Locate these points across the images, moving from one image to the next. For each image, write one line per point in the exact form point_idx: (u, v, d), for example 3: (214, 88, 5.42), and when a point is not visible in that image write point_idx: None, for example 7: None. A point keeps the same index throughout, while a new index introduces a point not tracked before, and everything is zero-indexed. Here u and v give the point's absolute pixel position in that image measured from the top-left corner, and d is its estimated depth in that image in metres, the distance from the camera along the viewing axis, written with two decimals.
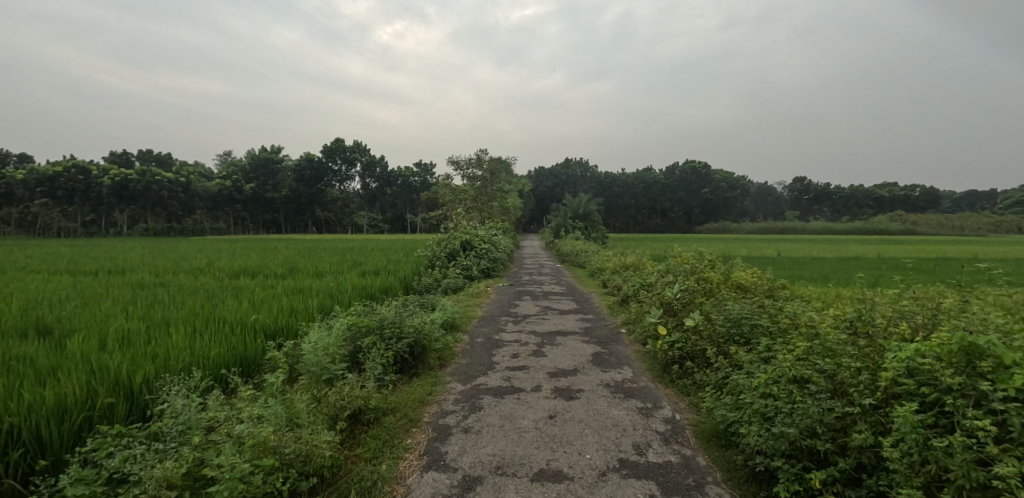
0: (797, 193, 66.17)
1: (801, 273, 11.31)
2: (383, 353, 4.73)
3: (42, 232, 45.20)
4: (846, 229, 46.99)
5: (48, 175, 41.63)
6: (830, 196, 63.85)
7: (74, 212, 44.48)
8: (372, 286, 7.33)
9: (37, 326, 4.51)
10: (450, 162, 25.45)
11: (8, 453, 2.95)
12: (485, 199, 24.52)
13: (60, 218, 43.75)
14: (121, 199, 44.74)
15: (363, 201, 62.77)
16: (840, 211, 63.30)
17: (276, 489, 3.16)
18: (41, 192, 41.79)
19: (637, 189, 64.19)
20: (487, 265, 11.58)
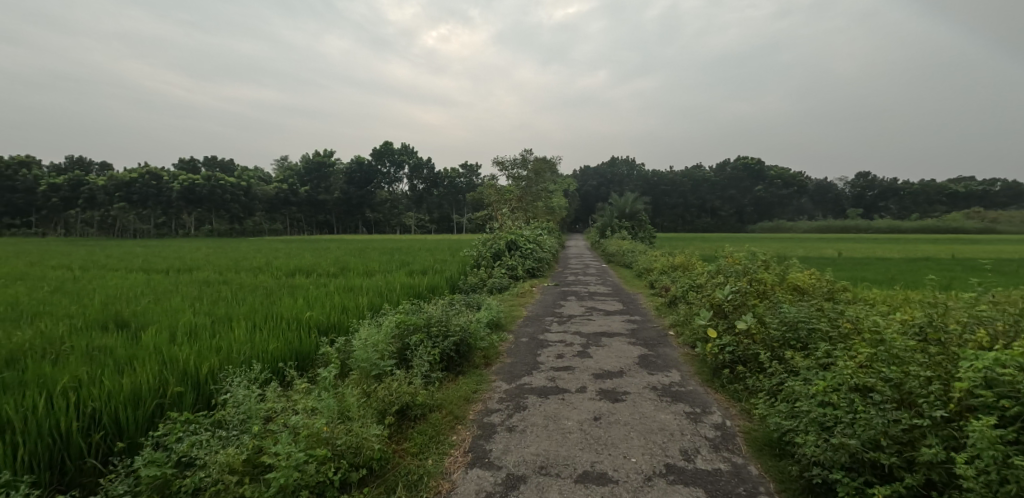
0: (861, 189, 62.11)
1: (861, 275, 10.62)
2: (430, 351, 4.83)
3: (121, 233, 49.37)
4: (914, 227, 43.76)
5: (125, 181, 45.31)
6: (898, 192, 59.71)
7: (148, 215, 48.11)
8: (420, 285, 7.49)
9: (116, 319, 4.91)
10: (495, 163, 25.69)
11: (91, 435, 3.23)
12: (528, 199, 24.64)
13: (134, 221, 47.27)
14: (189, 203, 47.99)
15: (413, 202, 64.33)
16: (909, 208, 58.43)
17: (328, 478, 3.30)
18: (120, 197, 45.53)
19: (685, 188, 62.69)
20: (532, 265, 11.58)
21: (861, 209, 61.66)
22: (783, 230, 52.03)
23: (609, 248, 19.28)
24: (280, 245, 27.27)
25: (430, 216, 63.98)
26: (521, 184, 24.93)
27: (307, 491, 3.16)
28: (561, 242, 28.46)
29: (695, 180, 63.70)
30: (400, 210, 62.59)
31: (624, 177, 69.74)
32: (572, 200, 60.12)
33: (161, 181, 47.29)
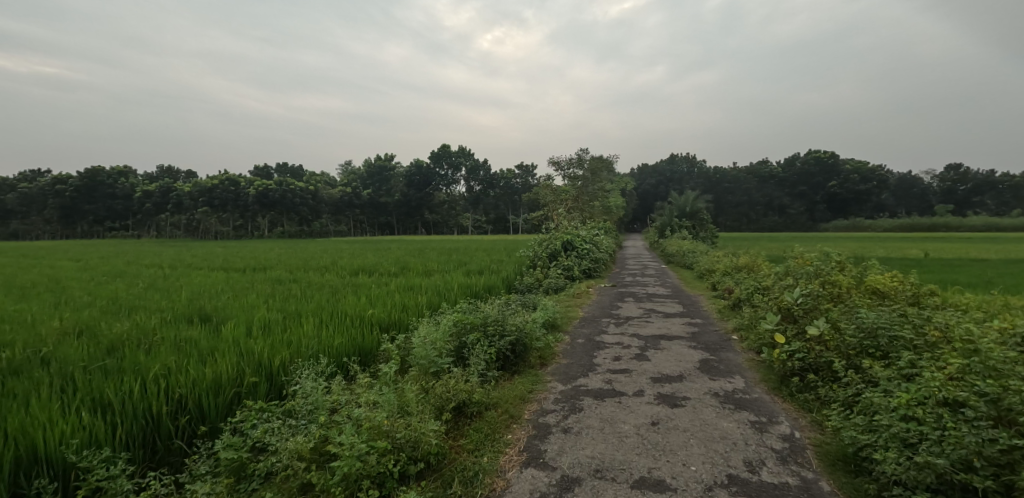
0: (950, 182, 55.73)
1: (952, 277, 9.60)
2: (487, 350, 4.90)
3: (204, 235, 53.85)
4: (1016, 224, 38.96)
5: (207, 188, 49.38)
6: (995, 185, 53.62)
7: (228, 218, 52.10)
8: (477, 285, 7.61)
9: (200, 314, 5.37)
10: (552, 163, 25.67)
11: (178, 418, 3.56)
12: (585, 199, 24.42)
13: (216, 224, 51.41)
14: (263, 206, 51.54)
15: (470, 203, 65.19)
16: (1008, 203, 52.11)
17: (388, 470, 3.42)
18: (203, 202, 49.63)
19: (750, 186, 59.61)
20: (589, 266, 11.42)
21: (951, 205, 55.30)
22: (857, 228, 48.07)
23: (668, 248, 18.66)
24: (344, 245, 29.03)
25: (486, 216, 65.06)
26: (577, 184, 24.72)
27: (369, 481, 3.31)
28: (619, 242, 27.89)
29: (761, 176, 60.19)
30: (457, 211, 63.76)
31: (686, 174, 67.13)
32: (629, 199, 58.79)
33: (237, 187, 51.10)
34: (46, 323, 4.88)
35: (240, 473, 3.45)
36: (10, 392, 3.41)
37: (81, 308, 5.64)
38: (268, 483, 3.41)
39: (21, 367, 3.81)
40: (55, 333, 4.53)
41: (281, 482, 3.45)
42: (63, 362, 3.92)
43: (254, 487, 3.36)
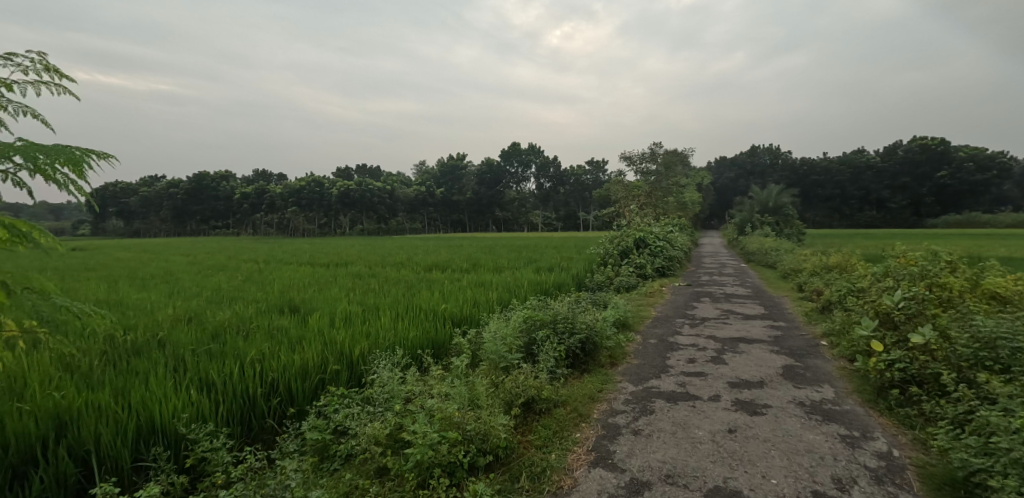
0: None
1: None
2: (556, 347, 4.87)
3: (295, 233, 58.44)
4: None
5: (296, 189, 53.75)
6: None
7: (313, 217, 56.25)
8: (547, 282, 7.60)
9: (291, 305, 5.84)
10: (625, 159, 25.08)
11: (271, 399, 3.93)
12: (660, 195, 23.59)
13: (304, 222, 55.66)
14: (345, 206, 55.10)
15: (540, 200, 65.93)
16: None
17: (458, 460, 3.53)
18: (292, 202, 53.96)
19: (844, 177, 53.80)
20: (662, 264, 11.02)
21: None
22: (974, 226, 41.88)
23: (748, 246, 17.55)
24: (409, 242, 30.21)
25: (556, 213, 65.11)
26: (650, 180, 23.89)
27: (440, 469, 3.43)
28: (694, 240, 26.72)
29: (857, 168, 53.12)
30: (527, 208, 64.06)
31: (771, 165, 61.88)
32: (704, 194, 55.58)
33: (322, 188, 55.01)
34: (162, 310, 5.53)
35: (323, 453, 3.73)
36: (133, 369, 3.91)
37: (191, 298, 6.32)
38: (348, 464, 3.66)
39: (143, 348, 4.36)
40: (169, 319, 5.13)
41: (359, 465, 3.67)
42: (176, 344, 4.43)
43: (335, 466, 3.62)
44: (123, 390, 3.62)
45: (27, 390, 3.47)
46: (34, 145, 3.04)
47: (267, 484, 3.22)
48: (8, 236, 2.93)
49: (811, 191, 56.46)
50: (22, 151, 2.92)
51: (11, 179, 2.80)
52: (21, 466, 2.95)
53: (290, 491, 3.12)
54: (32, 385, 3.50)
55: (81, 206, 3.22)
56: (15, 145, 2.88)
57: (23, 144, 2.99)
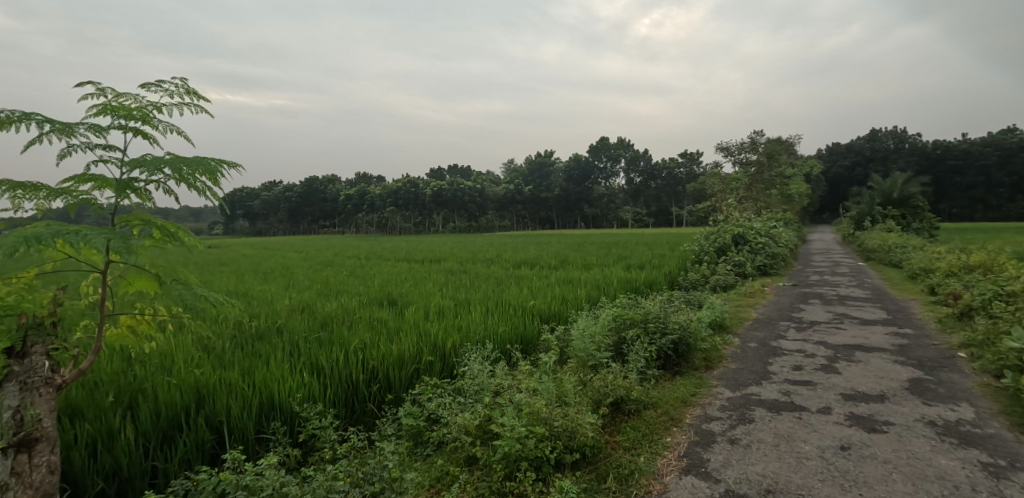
0: None
1: None
2: (647, 347, 4.70)
3: (396, 231, 62.64)
4: None
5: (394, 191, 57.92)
6: None
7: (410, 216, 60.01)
8: (637, 280, 7.38)
9: (390, 298, 6.28)
10: (721, 149, 23.08)
11: (372, 386, 4.26)
12: (764, 187, 21.71)
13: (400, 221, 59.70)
14: (438, 204, 58.36)
15: (629, 195, 63.93)
16: None
17: (545, 455, 3.54)
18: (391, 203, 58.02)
19: (990, 160, 45.43)
20: (765, 261, 10.15)
21: None
22: None
23: (866, 243, 15.61)
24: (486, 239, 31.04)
25: (645, 208, 62.48)
26: (751, 171, 21.41)
27: (527, 463, 3.48)
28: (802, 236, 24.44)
29: (1007, 150, 44.89)
30: (616, 204, 62.61)
31: (898, 151, 54.34)
32: (814, 185, 50.53)
33: (417, 189, 59.48)
34: (281, 300, 6.20)
35: (417, 439, 3.96)
36: (257, 353, 4.44)
37: (304, 290, 7.01)
38: (439, 451, 3.85)
39: (264, 334, 4.93)
40: (286, 309, 5.74)
41: (450, 452, 3.85)
42: (292, 332, 4.95)
43: (428, 452, 3.83)
44: (248, 370, 4.13)
45: (174, 367, 4.07)
46: (180, 157, 3.52)
47: (367, 463, 3.50)
48: (160, 236, 3.46)
49: (945, 178, 48.52)
50: (171, 163, 3.41)
51: (161, 188, 3.28)
52: (169, 430, 3.48)
53: (387, 471, 3.37)
54: (177, 363, 4.11)
55: (216, 209, 3.69)
56: (165, 158, 3.37)
57: (172, 157, 3.49)
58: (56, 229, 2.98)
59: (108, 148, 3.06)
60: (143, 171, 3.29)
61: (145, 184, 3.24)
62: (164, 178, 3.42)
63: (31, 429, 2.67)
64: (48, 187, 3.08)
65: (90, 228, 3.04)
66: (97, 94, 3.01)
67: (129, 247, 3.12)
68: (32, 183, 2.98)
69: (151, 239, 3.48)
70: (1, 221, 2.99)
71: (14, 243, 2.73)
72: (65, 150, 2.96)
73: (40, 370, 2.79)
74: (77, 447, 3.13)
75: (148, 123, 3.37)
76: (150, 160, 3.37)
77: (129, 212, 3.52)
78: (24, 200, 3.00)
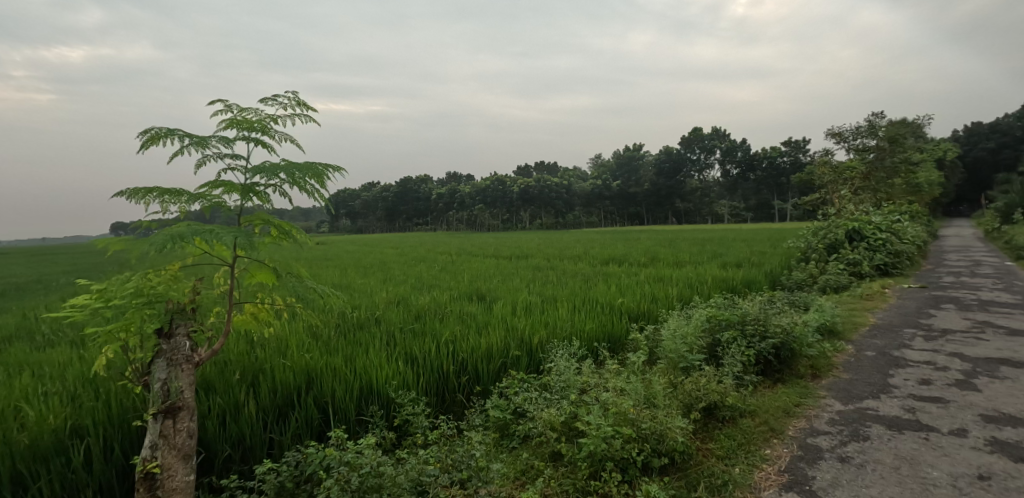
0: None
1: None
2: (744, 350, 4.39)
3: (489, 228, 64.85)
4: None
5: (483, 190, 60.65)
6: None
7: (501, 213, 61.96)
8: (733, 280, 6.91)
9: (479, 292, 6.49)
10: (830, 134, 20.76)
11: (462, 377, 4.45)
12: (886, 175, 18.98)
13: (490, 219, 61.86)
14: (525, 201, 61.53)
15: (725, 188, 58.09)
16: None
17: (631, 457, 3.45)
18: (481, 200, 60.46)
19: None
20: (887, 260, 9.01)
21: None
22: None
23: (1014, 239, 13.32)
24: (568, 236, 31.21)
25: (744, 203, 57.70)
26: (867, 158, 18.97)
27: (612, 463, 3.41)
28: (934, 231, 21.46)
29: None
30: (712, 199, 59.39)
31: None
32: (954, 173, 44.04)
33: (505, 187, 62.96)
34: (381, 293, 6.67)
35: (503, 431, 4.05)
36: (358, 341, 4.82)
37: (401, 284, 7.48)
38: (525, 444, 3.92)
39: (365, 323, 5.35)
40: (385, 301, 6.17)
41: (536, 446, 3.89)
42: (390, 323, 5.31)
43: (513, 444, 3.91)
44: (350, 357, 4.50)
45: (289, 351, 4.55)
46: (292, 163, 3.90)
47: (456, 450, 3.66)
48: (277, 234, 3.89)
49: None
50: (285, 169, 3.79)
51: (276, 191, 3.67)
52: (284, 407, 3.90)
53: (476, 460, 3.51)
54: (292, 347, 4.59)
55: (323, 209, 4.05)
56: (279, 164, 3.75)
57: (287, 163, 3.88)
58: (195, 228, 3.45)
59: (234, 158, 3.48)
60: (262, 177, 3.70)
61: (263, 187, 3.64)
62: (280, 182, 3.81)
63: (175, 398, 3.12)
64: (188, 193, 3.58)
65: (221, 227, 3.49)
66: (225, 110, 3.44)
67: (251, 243, 3.53)
68: (176, 189, 3.48)
69: (270, 237, 3.92)
70: (152, 222, 3.52)
71: (162, 241, 3.21)
72: (201, 160, 3.43)
73: (182, 349, 3.26)
74: (210, 416, 3.61)
75: (266, 134, 3.78)
76: (267, 166, 3.77)
77: (252, 213, 3.98)
78: (169, 204, 3.51)
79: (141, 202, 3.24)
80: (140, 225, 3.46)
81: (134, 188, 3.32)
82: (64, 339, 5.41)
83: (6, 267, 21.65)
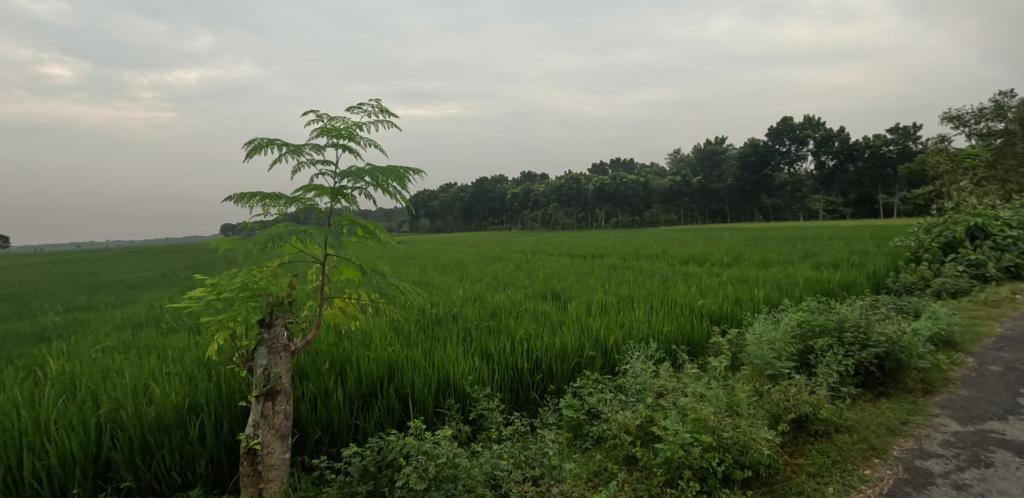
0: None
1: None
2: (841, 359, 4.01)
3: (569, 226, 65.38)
4: None
5: None
6: None
7: None
8: (829, 282, 6.37)
9: (554, 291, 6.50)
10: (948, 117, 18.30)
11: (535, 375, 4.49)
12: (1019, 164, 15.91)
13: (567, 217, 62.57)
14: (601, 199, 64.17)
15: (819, 182, 50.42)
16: None
17: (711, 467, 3.27)
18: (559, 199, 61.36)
19: None
20: (1020, 260, 7.79)
21: None
22: None
23: None
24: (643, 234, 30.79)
25: (839, 197, 49.14)
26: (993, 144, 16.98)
27: (690, 472, 3.25)
28: None
29: None
30: None
31: None
32: None
33: (580, 185, 66.51)
34: (459, 290, 6.90)
35: (576, 431, 4.01)
36: (436, 336, 5.03)
37: (478, 282, 7.69)
38: (598, 446, 3.85)
39: (444, 319, 5.56)
40: (462, 298, 6.38)
41: (609, 449, 3.82)
42: (467, 320, 5.48)
43: (586, 445, 3.86)
44: (429, 351, 4.71)
45: (373, 344, 4.85)
46: (377, 167, 4.13)
47: (529, 447, 3.70)
48: (362, 234, 4.16)
49: None
50: (370, 173, 4.02)
51: (361, 194, 3.91)
52: (369, 396, 4.16)
53: (547, 458, 3.51)
54: (376, 341, 4.89)
55: (404, 210, 4.24)
56: (365, 169, 4.00)
57: (372, 167, 4.11)
58: (292, 229, 3.79)
59: (324, 163, 3.76)
60: (349, 181, 3.97)
61: (349, 190, 3.89)
62: (365, 185, 4.05)
63: (274, 383, 3.42)
64: (286, 196, 3.93)
65: (314, 227, 3.79)
66: (316, 120, 3.72)
67: (340, 243, 3.80)
68: (274, 193, 3.84)
69: (356, 236, 4.20)
70: (255, 223, 3.91)
71: (264, 240, 3.57)
72: (296, 166, 3.74)
73: (280, 338, 3.58)
74: (303, 401, 3.94)
75: (353, 140, 4.03)
76: (354, 171, 4.03)
77: (341, 215, 4.28)
78: (269, 207, 3.88)
79: (245, 206, 3.61)
80: (245, 226, 3.85)
81: (240, 193, 3.71)
82: (184, 326, 6.17)
83: (143, 263, 25.07)
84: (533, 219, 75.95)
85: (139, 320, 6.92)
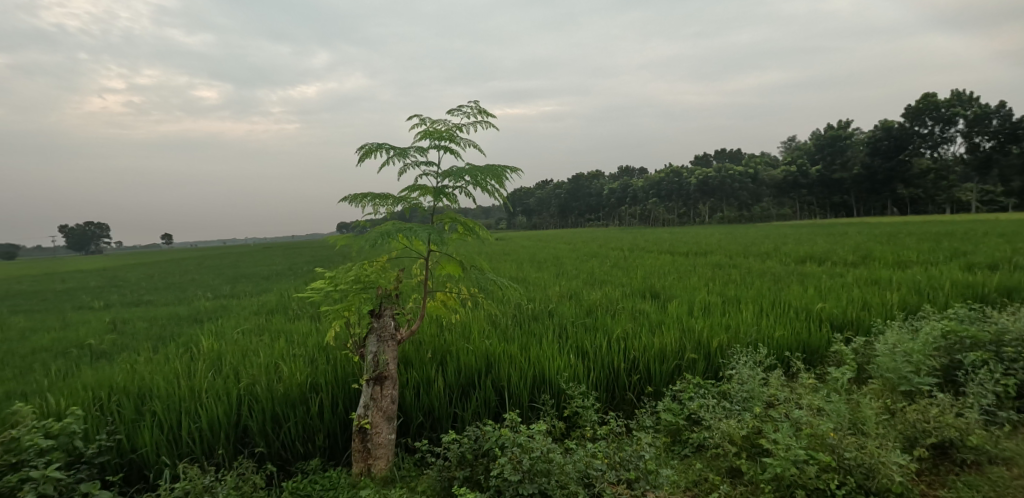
0: None
1: None
2: (999, 379, 3.39)
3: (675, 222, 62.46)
4: None
5: None
6: None
7: None
8: (984, 286, 5.40)
9: (653, 289, 6.27)
10: None
11: (632, 375, 4.37)
12: None
13: None
14: (706, 193, 60.52)
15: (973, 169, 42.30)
16: None
17: (828, 489, 2.93)
18: None
19: None
20: None
21: None
22: None
23: None
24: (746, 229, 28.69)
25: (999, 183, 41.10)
26: None
27: (802, 492, 2.94)
28: None
29: None
30: None
31: None
32: None
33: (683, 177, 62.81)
34: (555, 287, 6.92)
35: (675, 436, 3.83)
36: (533, 331, 5.11)
37: (572, 278, 7.64)
38: (698, 454, 3.63)
39: (540, 315, 5.63)
40: (558, 295, 6.39)
41: (710, 458, 3.59)
42: (562, 316, 5.48)
43: (685, 452, 3.66)
44: (525, 346, 4.81)
45: (473, 337, 5.06)
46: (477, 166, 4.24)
47: (624, 449, 3.60)
48: (462, 231, 4.33)
49: None
50: (470, 173, 4.14)
51: (460, 193, 4.06)
52: (467, 387, 4.35)
53: (643, 462, 3.40)
54: (476, 334, 5.09)
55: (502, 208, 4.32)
56: (465, 169, 4.12)
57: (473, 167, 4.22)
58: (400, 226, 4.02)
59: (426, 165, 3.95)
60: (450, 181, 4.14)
61: (449, 190, 4.06)
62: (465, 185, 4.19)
63: (383, 369, 3.68)
64: (393, 197, 4.24)
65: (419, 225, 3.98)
66: (418, 123, 3.92)
67: (441, 239, 3.98)
68: (382, 194, 4.15)
69: (457, 233, 4.38)
70: (367, 221, 4.24)
71: (374, 237, 3.86)
72: (402, 168, 4.00)
73: (388, 327, 3.85)
74: (408, 387, 4.23)
75: (453, 141, 4.18)
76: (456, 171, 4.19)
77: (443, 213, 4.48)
78: (379, 206, 4.18)
79: (358, 206, 3.93)
80: (357, 224, 4.20)
81: (353, 195, 4.05)
82: (307, 314, 6.91)
83: (277, 258, 28.40)
84: (638, 214, 73.69)
85: (270, 307, 7.87)
